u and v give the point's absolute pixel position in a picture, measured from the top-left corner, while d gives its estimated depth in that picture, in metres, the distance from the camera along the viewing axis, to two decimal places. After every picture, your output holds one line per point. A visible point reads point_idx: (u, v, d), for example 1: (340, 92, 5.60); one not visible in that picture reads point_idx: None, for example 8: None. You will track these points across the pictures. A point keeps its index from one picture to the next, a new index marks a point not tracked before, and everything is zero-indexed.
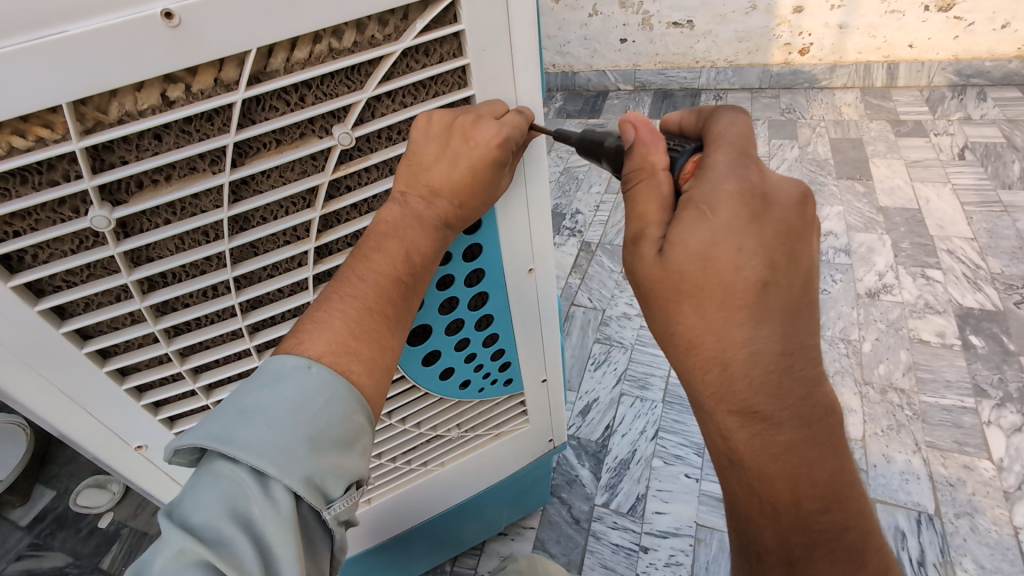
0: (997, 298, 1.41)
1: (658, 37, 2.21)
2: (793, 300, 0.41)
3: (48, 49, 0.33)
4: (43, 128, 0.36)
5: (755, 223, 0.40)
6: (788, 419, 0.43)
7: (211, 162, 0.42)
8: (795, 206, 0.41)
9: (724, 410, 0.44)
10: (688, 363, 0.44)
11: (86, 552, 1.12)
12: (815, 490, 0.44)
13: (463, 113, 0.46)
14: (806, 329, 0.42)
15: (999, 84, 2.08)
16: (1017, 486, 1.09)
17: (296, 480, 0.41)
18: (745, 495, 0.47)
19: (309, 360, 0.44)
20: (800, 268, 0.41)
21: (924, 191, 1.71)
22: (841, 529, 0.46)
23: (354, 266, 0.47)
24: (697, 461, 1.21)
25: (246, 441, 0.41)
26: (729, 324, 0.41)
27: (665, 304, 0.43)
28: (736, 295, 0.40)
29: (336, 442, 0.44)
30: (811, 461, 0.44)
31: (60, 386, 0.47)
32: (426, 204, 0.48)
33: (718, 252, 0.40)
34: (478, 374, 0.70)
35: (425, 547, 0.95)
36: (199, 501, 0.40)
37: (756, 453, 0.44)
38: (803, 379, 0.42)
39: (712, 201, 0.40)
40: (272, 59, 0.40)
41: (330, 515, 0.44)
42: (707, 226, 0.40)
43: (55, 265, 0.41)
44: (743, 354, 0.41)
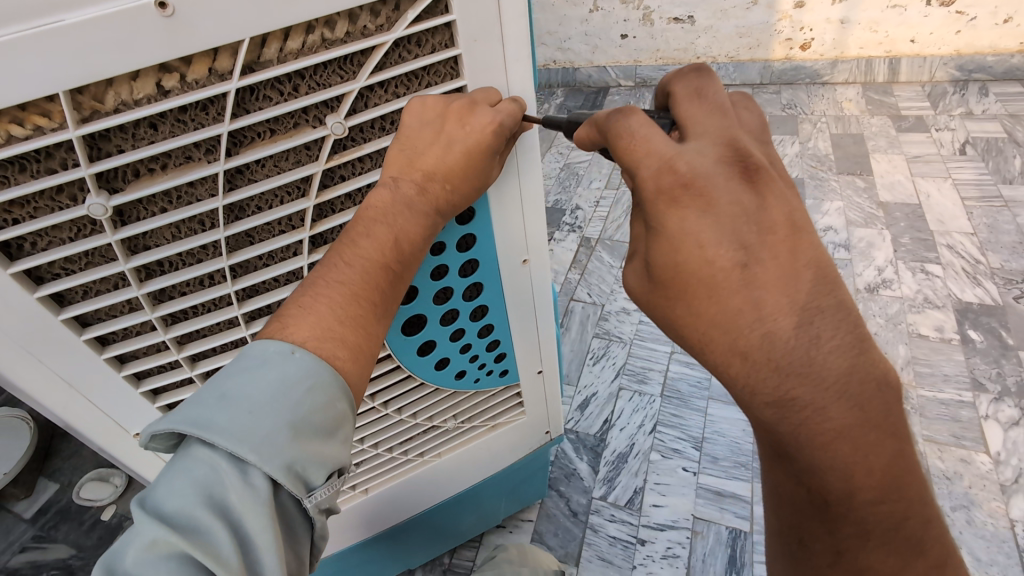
0: (996, 293, 1.41)
1: (658, 33, 2.21)
2: (788, 271, 0.41)
3: (45, 38, 0.34)
4: (41, 117, 0.37)
5: (710, 212, 0.42)
6: (833, 400, 0.40)
7: (206, 151, 0.43)
8: (740, 181, 0.42)
9: (759, 402, 0.43)
10: (712, 357, 0.45)
11: (90, 544, 1.13)
12: (873, 478, 0.41)
13: (458, 99, 0.47)
14: (815, 298, 0.41)
15: (1001, 79, 2.08)
16: (1014, 479, 1.10)
17: (275, 467, 0.41)
18: (807, 495, 0.45)
19: (292, 346, 0.45)
20: (781, 236, 0.41)
21: (924, 186, 1.71)
22: (902, 519, 0.43)
23: (341, 252, 0.48)
24: (694, 454, 1.22)
25: (224, 426, 0.41)
26: (727, 310, 0.42)
27: (664, 311, 0.46)
28: (720, 285, 0.42)
29: (318, 429, 0.44)
30: (865, 447, 0.40)
31: (60, 373, 0.47)
32: (415, 191, 0.48)
33: (684, 252, 0.42)
34: (474, 365, 0.70)
35: (423, 538, 0.96)
36: (174, 490, 0.40)
37: (803, 444, 0.42)
38: (836, 354, 0.40)
39: (659, 210, 0.43)
40: (266, 49, 0.40)
41: (310, 504, 0.44)
42: (667, 233, 0.43)
43: (53, 252, 0.41)
44: (760, 335, 0.41)
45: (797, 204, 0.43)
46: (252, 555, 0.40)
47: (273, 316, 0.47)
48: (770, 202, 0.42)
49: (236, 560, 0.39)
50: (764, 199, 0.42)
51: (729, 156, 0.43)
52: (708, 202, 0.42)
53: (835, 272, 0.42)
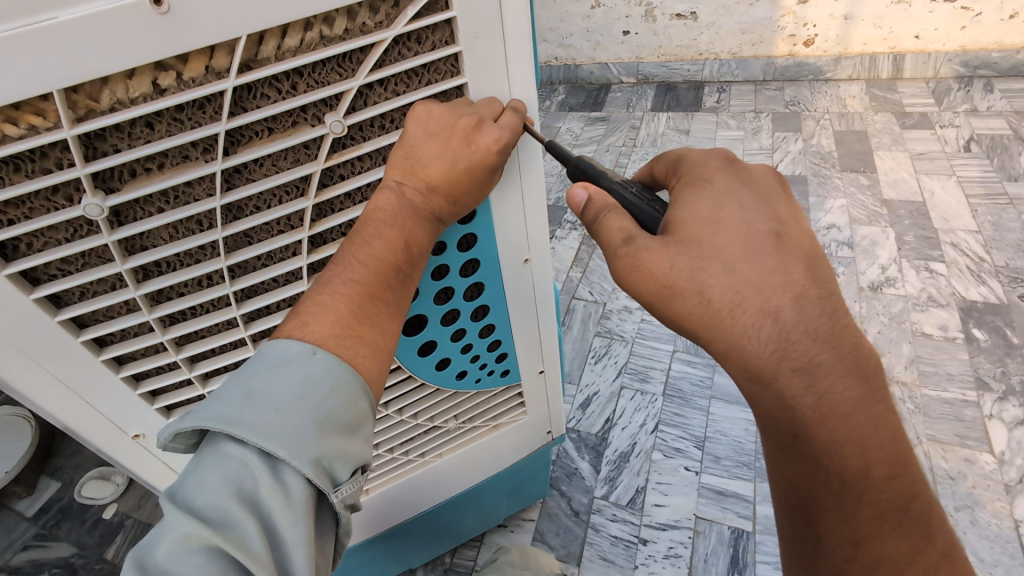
0: (1001, 291, 1.40)
1: (661, 29, 2.20)
2: (813, 250, 0.44)
3: (38, 36, 0.33)
4: (35, 116, 0.36)
5: (750, 187, 0.45)
6: (850, 373, 0.42)
7: (203, 151, 0.42)
8: (775, 174, 0.47)
9: (786, 370, 0.42)
10: (738, 325, 0.43)
11: (91, 542, 1.13)
12: (884, 452, 0.43)
13: (466, 114, 0.46)
14: (833, 276, 0.43)
15: (1007, 75, 2.06)
16: (1018, 480, 1.09)
17: (304, 463, 0.41)
18: (818, 477, 0.44)
19: (313, 346, 0.44)
20: (805, 224, 0.45)
21: (928, 184, 1.70)
22: (907, 497, 0.43)
23: (355, 252, 0.47)
24: (697, 453, 1.21)
25: (253, 423, 0.41)
26: (762, 276, 0.42)
27: (688, 274, 0.43)
28: (757, 248, 0.42)
29: (342, 426, 0.44)
30: (875, 419, 0.42)
31: (57, 375, 0.47)
32: (423, 198, 0.48)
33: (726, 216, 0.43)
34: (475, 365, 0.70)
35: (424, 538, 0.95)
36: (206, 483, 0.39)
37: (824, 414, 0.42)
38: (852, 329, 0.42)
39: (708, 176, 0.46)
40: (263, 47, 0.40)
41: (336, 499, 0.43)
42: (712, 196, 0.44)
43: (49, 253, 0.41)
44: (790, 302, 0.42)
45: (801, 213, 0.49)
46: (283, 549, 0.40)
47: (289, 315, 0.47)
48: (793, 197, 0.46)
49: (267, 554, 0.39)
50: (789, 192, 0.46)
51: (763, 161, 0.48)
52: (747, 179, 0.45)
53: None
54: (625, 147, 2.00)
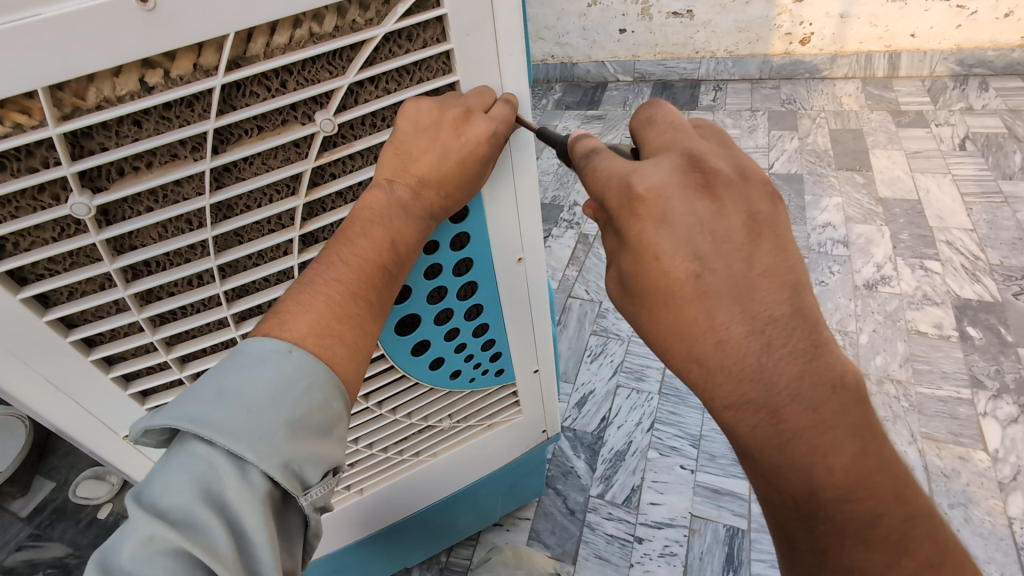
0: (995, 289, 1.40)
1: (657, 28, 2.20)
2: (743, 279, 0.41)
3: (20, 33, 0.33)
4: (20, 114, 0.36)
5: (665, 221, 0.42)
6: (784, 407, 0.41)
7: (192, 149, 0.42)
8: (695, 192, 0.42)
9: (720, 405, 0.43)
10: (674, 365, 0.45)
11: (86, 543, 1.12)
12: (835, 477, 0.41)
13: (455, 106, 0.46)
14: (770, 304, 0.41)
15: (1002, 74, 2.06)
16: (1012, 477, 1.09)
17: (273, 466, 0.41)
18: (775, 496, 0.45)
19: (290, 345, 0.44)
20: (736, 246, 0.41)
21: (924, 182, 1.70)
22: (875, 517, 0.42)
23: (339, 249, 0.47)
24: (692, 452, 1.21)
25: (222, 424, 0.41)
26: (686, 318, 0.42)
27: (633, 317, 0.46)
28: (678, 294, 0.42)
29: (314, 428, 0.44)
30: (823, 447, 0.40)
31: (47, 376, 0.47)
32: (411, 194, 0.48)
33: (645, 265, 0.43)
34: (469, 364, 0.70)
35: (419, 538, 0.95)
36: (170, 485, 0.39)
37: (761, 445, 0.42)
38: (790, 359, 0.40)
39: (622, 223, 0.43)
40: (252, 44, 0.39)
41: (305, 502, 0.43)
42: (631, 245, 0.43)
43: (36, 253, 0.40)
44: (713, 344, 0.42)
45: (762, 209, 0.43)
46: (249, 551, 0.40)
47: (268, 313, 0.46)
48: (726, 209, 0.42)
49: (233, 557, 0.39)
50: (722, 205, 0.42)
51: (687, 169, 0.43)
52: (663, 214, 0.42)
53: (798, 276, 0.42)
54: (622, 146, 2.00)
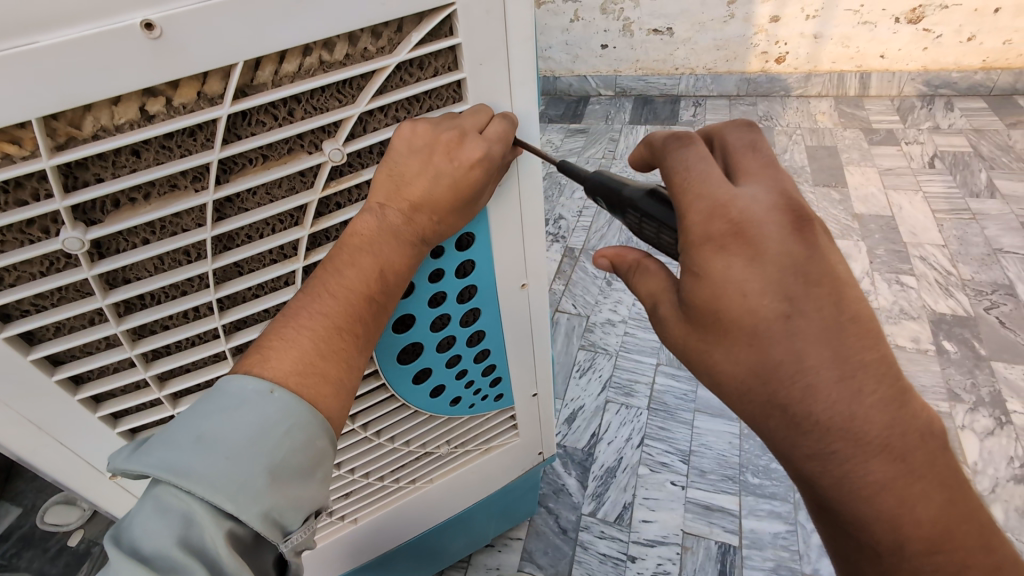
0: (968, 304, 1.45)
1: (638, 44, 2.23)
2: (834, 326, 0.39)
3: (16, 60, 0.30)
4: (10, 144, 0.34)
5: (755, 255, 0.39)
6: (874, 456, 0.40)
7: (193, 179, 0.40)
8: (791, 230, 0.39)
9: (802, 452, 0.42)
10: (749, 407, 0.43)
11: (54, 572, 1.06)
12: (922, 526, 0.41)
13: (449, 129, 0.44)
14: (864, 350, 0.39)
15: (965, 94, 2.15)
16: (991, 489, 1.13)
17: (252, 517, 0.39)
18: (857, 543, 0.44)
19: (271, 384, 0.41)
20: (825, 291, 0.39)
21: (896, 199, 1.76)
22: (961, 568, 0.41)
23: (325, 280, 0.44)
24: (682, 468, 1.21)
25: (200, 473, 0.38)
26: (773, 365, 0.40)
27: (700, 356, 0.43)
28: (765, 337, 0.39)
29: (297, 471, 0.42)
30: (910, 498, 0.40)
31: (29, 416, 0.44)
32: (404, 221, 0.45)
33: (725, 301, 0.40)
34: (469, 391, 0.68)
35: (412, 563, 0.92)
36: (150, 529, 0.37)
37: (845, 493, 0.41)
38: (878, 409, 0.39)
39: (707, 251, 0.40)
40: (260, 72, 0.38)
41: (287, 548, 0.42)
42: (707, 274, 0.40)
43: (23, 289, 0.38)
44: (800, 392, 0.39)
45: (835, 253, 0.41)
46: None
47: (251, 347, 0.44)
48: (818, 247, 0.39)
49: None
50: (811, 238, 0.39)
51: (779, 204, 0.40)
52: (754, 247, 0.39)
53: (877, 325, 0.40)
54: (605, 159, 2.02)
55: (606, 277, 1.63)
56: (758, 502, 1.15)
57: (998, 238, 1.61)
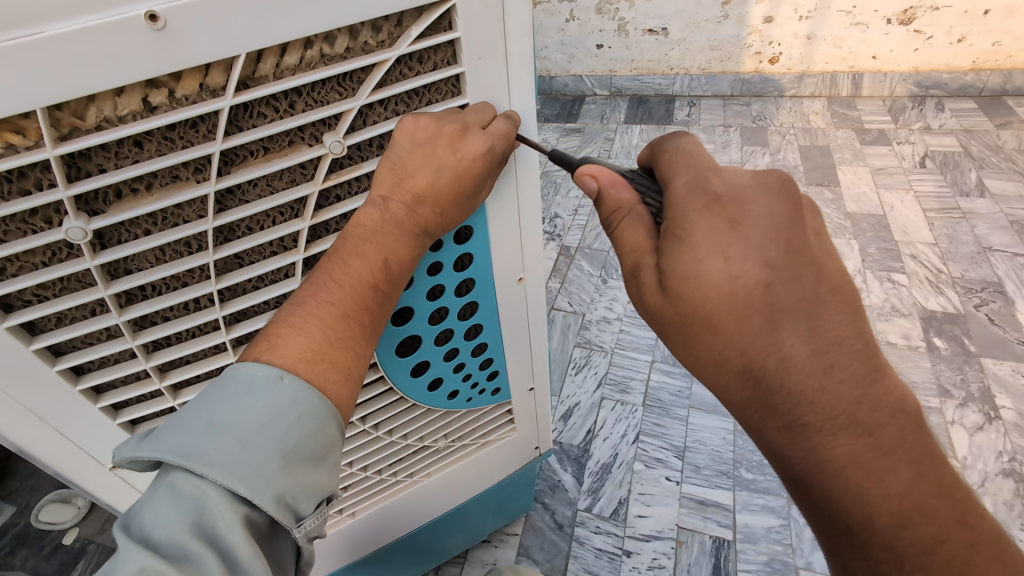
0: (958, 301, 1.47)
1: (633, 44, 2.24)
2: (813, 299, 0.40)
3: (21, 50, 0.31)
4: (13, 134, 0.34)
5: (736, 226, 0.40)
6: (841, 430, 0.41)
7: (195, 171, 0.40)
8: (776, 195, 0.41)
9: (772, 424, 0.42)
10: (723, 380, 0.44)
11: (49, 571, 1.06)
12: (889, 501, 0.41)
13: (451, 122, 0.45)
14: (841, 324, 0.40)
15: (956, 95, 2.18)
16: (980, 483, 1.14)
17: (266, 499, 0.39)
18: (827, 519, 0.45)
19: (281, 370, 0.42)
20: (808, 267, 0.40)
21: (888, 198, 1.77)
22: (929, 543, 0.42)
23: (331, 269, 0.45)
24: (677, 463, 1.22)
25: (213, 456, 0.39)
26: (747, 334, 0.41)
27: (677, 329, 0.44)
28: (741, 307, 0.40)
29: (307, 457, 0.42)
30: (879, 472, 0.41)
31: (31, 407, 0.44)
32: (408, 212, 0.46)
33: (705, 273, 0.40)
34: (466, 384, 0.69)
35: (409, 558, 0.93)
36: (161, 516, 0.38)
37: (813, 465, 0.42)
38: (850, 382, 0.40)
39: (686, 217, 0.41)
40: (261, 64, 0.38)
41: (299, 533, 0.42)
42: (688, 245, 0.40)
43: (26, 278, 0.38)
44: (774, 362, 0.40)
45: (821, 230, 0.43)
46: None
47: (258, 336, 0.44)
48: (801, 222, 0.40)
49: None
50: (799, 215, 0.40)
51: (766, 176, 0.41)
52: (735, 218, 0.40)
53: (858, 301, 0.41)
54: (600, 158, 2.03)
55: (601, 275, 1.64)
56: (752, 497, 1.16)
57: (988, 236, 1.63)
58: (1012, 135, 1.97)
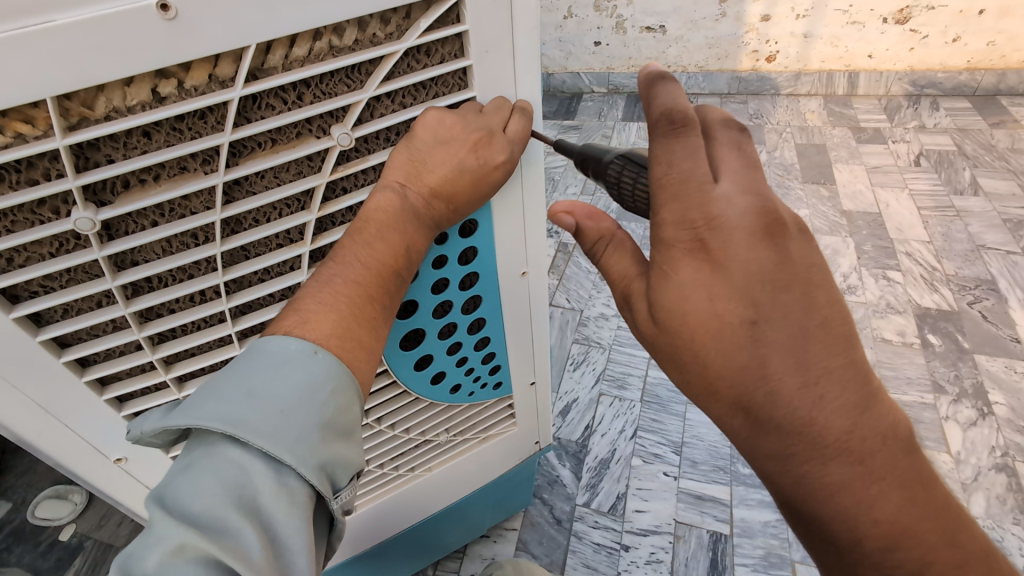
0: (952, 298, 1.48)
1: (631, 41, 2.24)
2: (801, 334, 0.39)
3: (31, 39, 0.31)
4: (23, 123, 0.34)
5: (722, 269, 0.40)
6: (832, 461, 0.40)
7: (203, 162, 0.40)
8: (761, 236, 0.39)
9: (763, 453, 0.42)
10: (714, 408, 0.44)
11: (46, 567, 1.05)
12: (880, 527, 0.41)
13: (479, 128, 0.46)
14: (831, 358, 0.39)
15: (951, 94, 2.19)
16: (973, 478, 1.15)
17: (310, 469, 0.39)
18: (820, 541, 0.45)
19: (314, 345, 0.42)
20: (796, 303, 0.39)
21: (883, 196, 1.79)
22: (920, 563, 0.42)
23: (358, 250, 0.45)
24: (674, 459, 1.23)
25: (256, 424, 0.38)
26: (736, 369, 0.40)
27: (669, 358, 0.44)
28: (730, 343, 0.40)
29: (341, 431, 0.42)
30: (870, 497, 0.41)
31: (37, 399, 0.44)
32: (425, 204, 0.47)
33: (694, 308, 0.40)
34: (469, 378, 0.69)
35: (409, 552, 0.93)
36: (200, 489, 0.36)
37: (804, 493, 0.42)
38: (840, 413, 0.39)
39: (675, 255, 0.41)
40: (271, 55, 0.38)
41: (336, 505, 0.42)
42: (675, 279, 0.41)
43: (33, 269, 0.38)
44: (764, 398, 0.40)
45: (812, 262, 0.41)
46: (285, 557, 0.37)
47: (286, 311, 0.44)
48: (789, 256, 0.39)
49: (269, 565, 0.36)
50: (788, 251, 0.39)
51: (758, 209, 0.40)
52: (721, 259, 0.40)
53: (849, 328, 0.40)
54: None
55: (599, 272, 1.64)
56: (748, 492, 1.17)
57: (981, 234, 1.65)
58: (1006, 134, 1.99)
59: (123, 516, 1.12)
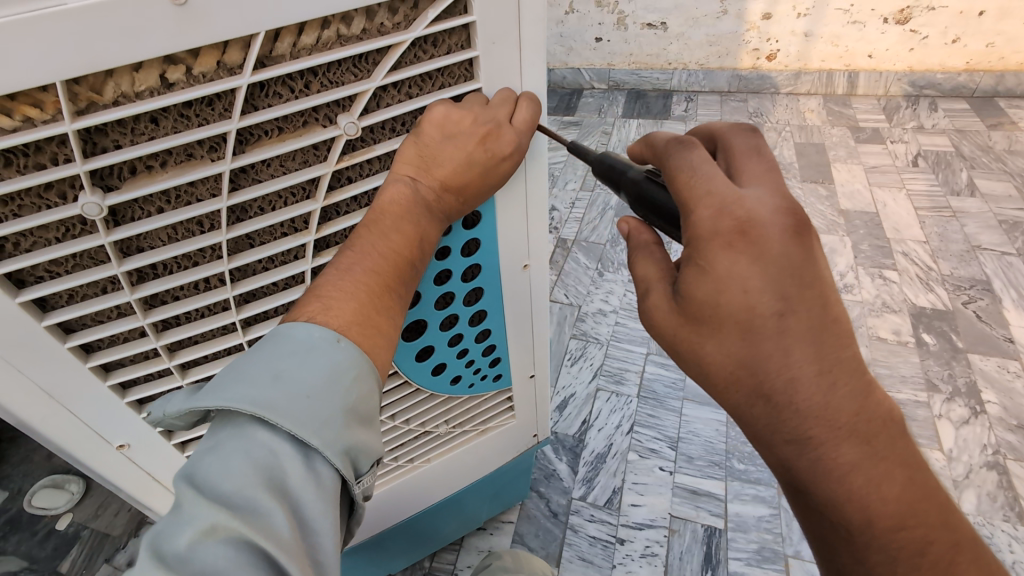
0: (947, 298, 1.50)
1: (632, 38, 2.24)
2: (819, 325, 0.40)
3: (43, 23, 0.31)
4: (31, 107, 0.34)
5: (759, 258, 0.39)
6: (843, 442, 0.41)
7: (210, 149, 0.40)
8: (792, 234, 0.39)
9: (781, 439, 0.42)
10: (733, 397, 0.44)
11: (43, 556, 1.05)
12: (888, 506, 0.42)
13: (486, 119, 0.46)
14: (845, 348, 0.40)
15: (949, 95, 2.20)
16: (964, 475, 1.17)
17: (335, 454, 0.40)
18: (827, 527, 0.45)
19: (336, 334, 0.42)
20: (816, 295, 0.40)
21: (881, 196, 1.80)
22: (921, 544, 0.43)
23: (374, 242, 0.45)
24: (670, 454, 1.24)
25: (280, 408, 0.38)
26: (761, 355, 0.40)
27: (690, 345, 0.44)
28: (758, 331, 0.40)
29: (363, 417, 0.43)
30: (877, 478, 0.41)
31: (42, 385, 0.44)
32: (436, 195, 0.47)
33: (725, 297, 0.40)
34: (470, 369, 0.70)
35: (406, 543, 0.94)
36: (230, 469, 0.36)
37: (816, 477, 0.42)
38: (849, 398, 0.40)
39: (711, 248, 0.40)
40: (279, 43, 0.38)
41: (358, 490, 0.43)
42: (709, 272, 0.40)
43: (40, 254, 0.38)
44: (783, 383, 0.40)
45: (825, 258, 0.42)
46: (311, 538, 0.38)
47: (305, 296, 0.44)
48: (813, 253, 0.40)
49: (296, 543, 0.37)
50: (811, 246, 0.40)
51: (785, 209, 0.40)
52: (758, 251, 0.39)
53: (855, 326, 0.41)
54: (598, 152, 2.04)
55: (598, 268, 1.65)
56: (743, 487, 1.18)
57: (977, 235, 1.66)
58: (1003, 136, 2.00)
59: (120, 506, 1.12)
